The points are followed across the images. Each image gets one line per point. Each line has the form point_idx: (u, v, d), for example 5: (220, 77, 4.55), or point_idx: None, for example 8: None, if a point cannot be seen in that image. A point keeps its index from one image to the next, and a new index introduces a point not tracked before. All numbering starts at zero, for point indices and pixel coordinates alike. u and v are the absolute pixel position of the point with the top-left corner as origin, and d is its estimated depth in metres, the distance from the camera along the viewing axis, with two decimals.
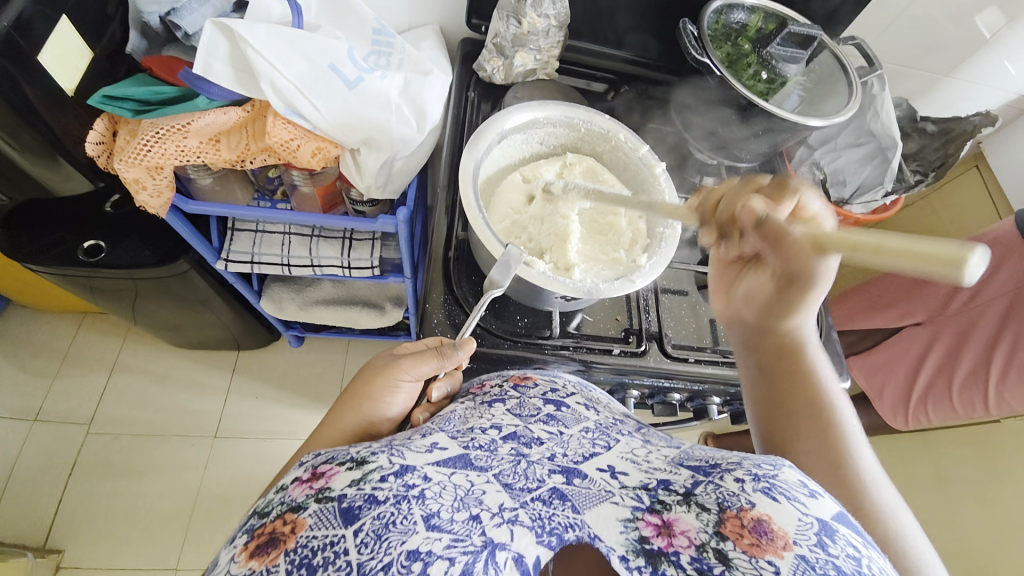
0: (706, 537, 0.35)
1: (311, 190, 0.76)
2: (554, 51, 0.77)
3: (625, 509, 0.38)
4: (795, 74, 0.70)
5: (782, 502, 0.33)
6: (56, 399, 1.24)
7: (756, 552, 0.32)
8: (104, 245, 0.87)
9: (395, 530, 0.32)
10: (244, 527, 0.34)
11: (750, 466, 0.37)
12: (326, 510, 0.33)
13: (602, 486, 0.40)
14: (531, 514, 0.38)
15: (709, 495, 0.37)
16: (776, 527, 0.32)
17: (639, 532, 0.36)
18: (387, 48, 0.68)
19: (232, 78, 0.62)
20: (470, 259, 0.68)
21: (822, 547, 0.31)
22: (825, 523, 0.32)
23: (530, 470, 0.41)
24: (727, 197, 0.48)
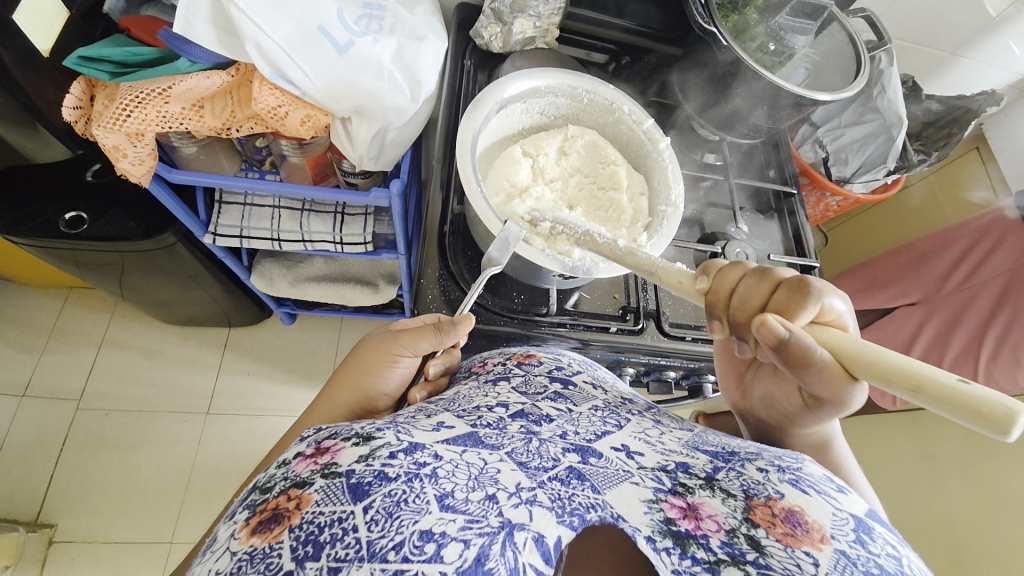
0: (735, 522, 0.35)
1: (301, 160, 0.73)
2: (555, 18, 0.74)
3: (647, 489, 0.38)
4: (804, 45, 0.68)
5: (813, 496, 0.35)
6: (43, 375, 1.22)
7: (792, 540, 0.32)
8: (86, 216, 0.85)
9: (407, 508, 0.32)
10: (244, 502, 0.33)
11: (772, 458, 0.39)
12: (333, 486, 0.32)
13: (620, 466, 0.40)
14: (550, 495, 0.36)
15: (732, 482, 0.38)
16: (810, 519, 0.33)
17: (665, 513, 0.36)
18: (378, 12, 0.64)
19: (214, 38, 0.58)
20: (466, 234, 0.66)
21: (860, 543, 0.31)
22: (860, 520, 0.33)
23: (544, 449, 0.40)
24: (739, 289, 0.42)
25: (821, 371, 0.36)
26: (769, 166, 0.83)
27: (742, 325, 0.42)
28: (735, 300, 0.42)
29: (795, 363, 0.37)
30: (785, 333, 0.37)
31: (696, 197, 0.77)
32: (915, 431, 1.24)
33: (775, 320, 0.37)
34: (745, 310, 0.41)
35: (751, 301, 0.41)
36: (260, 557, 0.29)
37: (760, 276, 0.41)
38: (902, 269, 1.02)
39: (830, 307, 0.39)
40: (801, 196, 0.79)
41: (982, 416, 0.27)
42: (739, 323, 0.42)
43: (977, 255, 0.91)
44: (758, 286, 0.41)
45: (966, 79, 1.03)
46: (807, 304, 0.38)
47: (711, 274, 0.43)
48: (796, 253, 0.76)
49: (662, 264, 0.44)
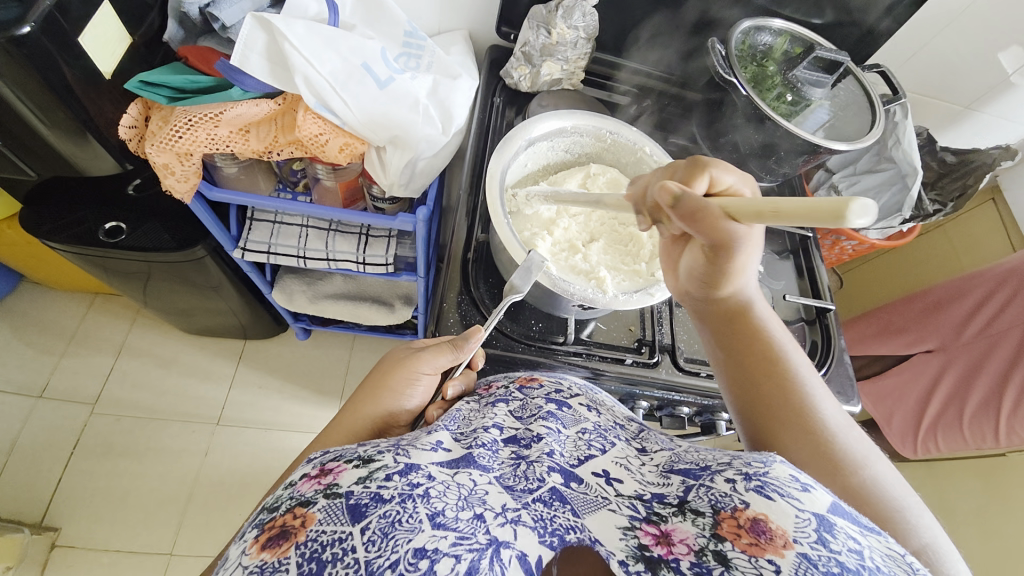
0: (704, 541, 0.34)
1: (333, 184, 0.77)
2: (581, 62, 0.78)
3: (623, 517, 0.38)
4: (820, 96, 0.71)
5: (778, 500, 0.33)
6: (61, 377, 1.25)
7: (756, 551, 0.32)
8: (124, 227, 0.89)
9: (402, 528, 0.32)
10: (254, 522, 0.35)
11: (741, 466, 0.38)
12: (334, 506, 0.34)
13: (599, 492, 0.40)
14: (534, 515, 0.38)
15: (701, 500, 0.37)
16: (773, 525, 0.32)
17: (638, 540, 0.36)
18: (417, 50, 0.69)
19: (267, 72, 0.63)
20: (489, 261, 0.69)
21: (823, 544, 0.31)
22: (822, 518, 0.32)
23: (530, 471, 0.41)
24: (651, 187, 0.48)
25: (707, 222, 0.39)
26: (785, 208, 0.85)
27: (654, 209, 0.46)
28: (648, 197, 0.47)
29: (687, 218, 0.40)
30: (679, 191, 0.40)
31: None
32: (931, 484, 1.21)
33: (672, 183, 0.41)
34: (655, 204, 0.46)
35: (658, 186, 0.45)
36: (269, 571, 0.31)
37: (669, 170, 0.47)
38: (918, 316, 1.01)
39: (720, 179, 0.44)
40: (816, 239, 0.81)
41: (826, 211, 0.29)
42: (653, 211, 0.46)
43: (993, 307, 0.90)
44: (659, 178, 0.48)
45: (977, 133, 1.07)
46: (700, 174, 0.44)
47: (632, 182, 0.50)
48: (812, 295, 0.77)
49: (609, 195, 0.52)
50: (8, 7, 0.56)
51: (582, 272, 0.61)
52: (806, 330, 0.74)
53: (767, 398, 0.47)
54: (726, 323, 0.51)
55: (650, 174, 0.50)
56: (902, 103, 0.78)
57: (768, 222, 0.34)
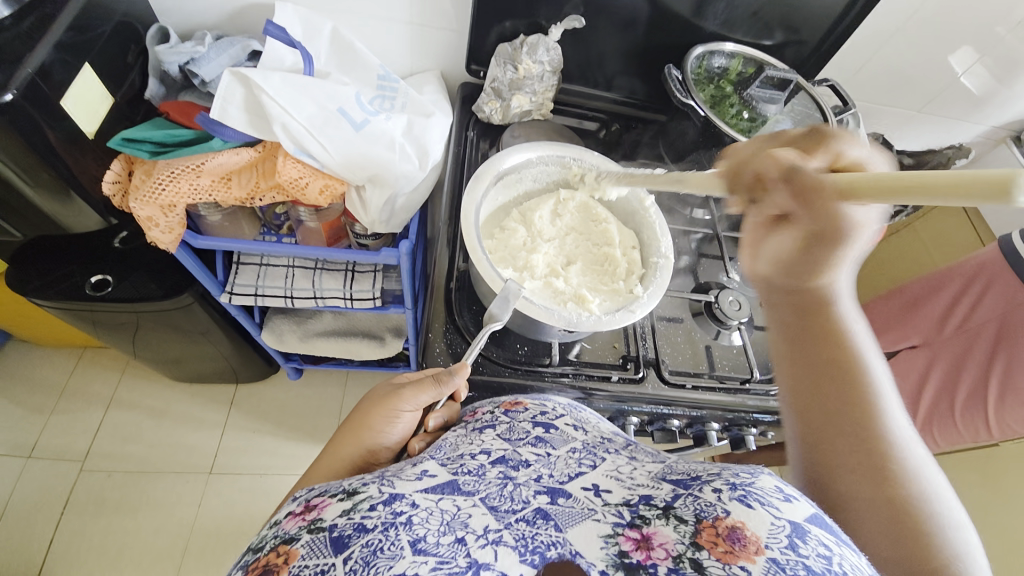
0: (682, 548, 0.34)
1: (317, 225, 0.79)
2: (549, 94, 0.82)
3: (606, 525, 0.38)
4: (775, 112, 0.76)
5: (757, 509, 0.34)
6: (50, 435, 1.23)
7: (729, 558, 0.32)
8: (111, 279, 0.90)
9: (383, 556, 0.32)
10: (238, 564, 0.35)
11: (729, 477, 0.38)
12: (317, 540, 0.34)
13: (586, 504, 0.40)
14: (515, 535, 0.37)
15: (687, 507, 0.37)
16: (749, 533, 0.33)
17: (619, 546, 0.36)
18: (391, 93, 0.73)
19: (246, 122, 0.65)
20: (471, 289, 0.70)
21: (792, 549, 0.31)
22: (798, 525, 0.33)
23: (516, 492, 0.41)
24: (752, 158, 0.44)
25: (822, 200, 0.37)
26: None
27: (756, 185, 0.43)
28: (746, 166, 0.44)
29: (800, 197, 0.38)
30: (793, 162, 0.38)
31: (687, 249, 0.81)
32: None
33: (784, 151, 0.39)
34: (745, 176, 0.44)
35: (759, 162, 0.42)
36: None
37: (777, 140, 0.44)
38: (897, 314, 1.03)
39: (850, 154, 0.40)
40: None
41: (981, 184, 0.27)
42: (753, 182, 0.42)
43: (969, 300, 0.93)
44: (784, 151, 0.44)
45: (936, 135, 1.12)
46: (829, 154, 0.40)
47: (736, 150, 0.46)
48: None
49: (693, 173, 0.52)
50: None
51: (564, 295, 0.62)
52: None
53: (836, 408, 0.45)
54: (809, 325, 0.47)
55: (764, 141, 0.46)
56: (853, 113, 0.81)
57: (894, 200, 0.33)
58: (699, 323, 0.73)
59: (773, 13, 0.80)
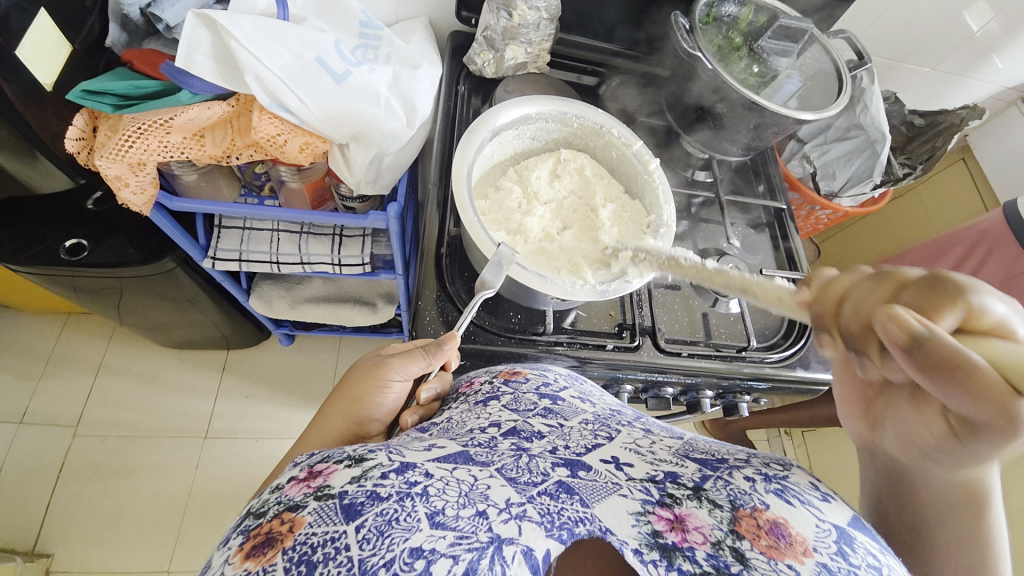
0: (721, 534, 0.35)
1: (299, 185, 0.75)
2: (545, 45, 0.76)
3: (635, 502, 0.37)
4: (787, 67, 0.70)
5: (798, 507, 0.35)
6: (39, 402, 1.22)
7: (775, 553, 0.32)
8: (86, 243, 0.86)
9: (398, 526, 0.31)
10: (239, 528, 0.33)
11: (759, 466, 0.39)
12: (326, 507, 0.32)
13: (609, 478, 0.39)
14: (540, 509, 0.35)
15: (719, 492, 0.37)
16: (793, 531, 0.33)
17: (652, 525, 0.35)
18: (375, 41, 0.67)
19: (215, 71, 0.60)
20: (463, 255, 0.68)
21: (841, 555, 0.32)
22: (842, 530, 0.33)
23: (533, 464, 0.40)
24: (850, 297, 0.31)
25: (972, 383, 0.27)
26: (758, 181, 0.85)
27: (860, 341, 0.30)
28: (847, 309, 0.31)
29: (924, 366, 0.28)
30: (922, 331, 0.27)
31: (687, 213, 0.78)
32: None
33: (906, 315, 0.27)
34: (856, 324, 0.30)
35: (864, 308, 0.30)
36: None
37: (876, 278, 0.30)
38: None
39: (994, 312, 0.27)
40: (790, 211, 0.81)
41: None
42: (854, 336, 0.31)
43: (971, 266, 0.92)
44: (875, 289, 0.30)
45: (948, 95, 1.08)
46: (953, 306, 0.27)
47: (816, 281, 0.33)
48: (788, 266, 0.77)
49: (757, 281, 0.38)
50: None
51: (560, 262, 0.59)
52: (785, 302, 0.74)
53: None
54: (929, 492, 0.37)
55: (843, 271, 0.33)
56: (868, 67, 0.77)
57: None
58: (697, 290, 0.72)
59: None
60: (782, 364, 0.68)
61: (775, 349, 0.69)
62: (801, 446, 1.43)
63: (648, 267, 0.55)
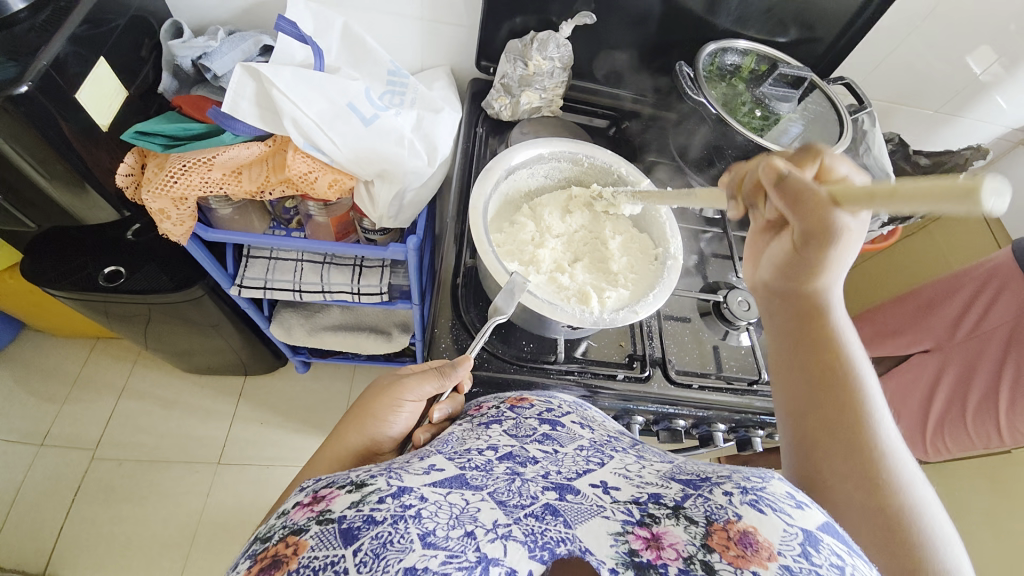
0: (693, 549, 0.35)
1: (326, 219, 0.79)
2: (559, 91, 0.81)
3: (615, 523, 0.38)
4: (788, 111, 0.74)
5: (769, 515, 0.34)
6: (62, 424, 1.25)
7: (741, 562, 0.32)
8: (123, 271, 0.91)
9: (393, 548, 0.32)
10: (247, 552, 0.35)
11: (739, 481, 0.38)
12: (326, 531, 0.33)
13: (595, 501, 0.40)
14: (525, 529, 0.36)
15: (698, 509, 0.37)
16: (761, 538, 0.33)
17: (629, 545, 0.36)
18: (401, 88, 0.73)
19: (256, 115, 0.66)
20: (478, 285, 0.70)
21: (805, 557, 0.32)
22: (810, 533, 0.33)
23: (524, 487, 0.41)
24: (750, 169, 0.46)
25: (813, 202, 0.39)
26: None
27: (753, 195, 0.45)
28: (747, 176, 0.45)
29: (790, 199, 0.40)
30: (784, 171, 0.40)
31: (696, 249, 0.80)
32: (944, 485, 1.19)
33: (779, 162, 0.41)
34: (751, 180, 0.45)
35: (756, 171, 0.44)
36: None
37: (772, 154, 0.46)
38: (909, 318, 0.97)
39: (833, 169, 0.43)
40: None
41: (954, 193, 0.27)
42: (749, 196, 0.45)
43: (981, 303, 0.87)
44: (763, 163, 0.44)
45: (954, 135, 1.10)
46: (812, 160, 0.43)
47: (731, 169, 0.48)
48: None
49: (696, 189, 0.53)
50: (8, 68, 0.59)
51: (570, 292, 0.61)
52: None
53: (836, 426, 0.43)
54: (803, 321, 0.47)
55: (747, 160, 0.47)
56: (869, 111, 0.80)
57: (882, 202, 0.32)
58: (707, 324, 0.73)
59: (788, 10, 0.79)
60: None
61: None
62: None
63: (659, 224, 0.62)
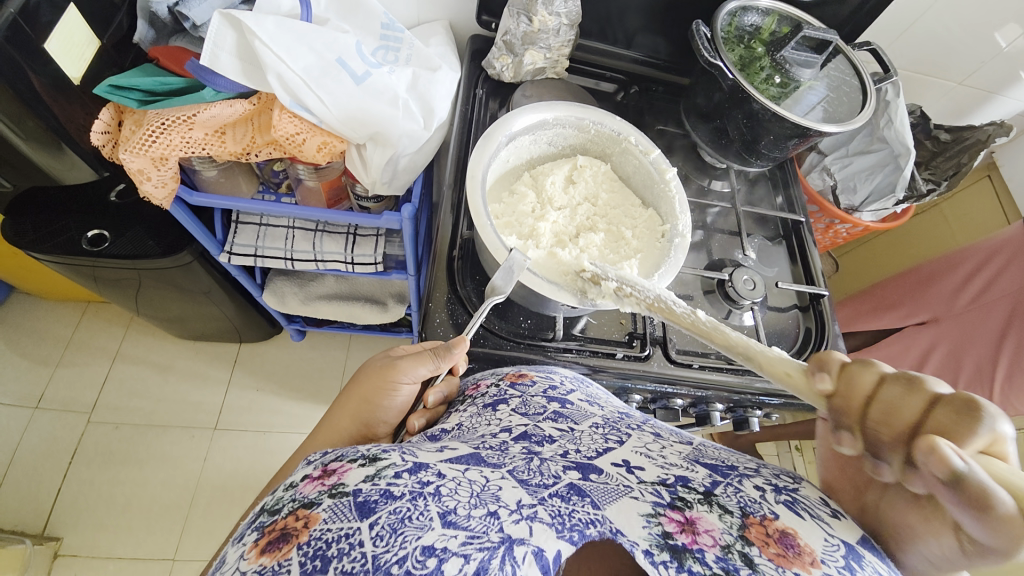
0: (730, 538, 0.34)
1: (316, 184, 0.75)
2: (565, 50, 0.76)
3: (646, 504, 0.36)
4: (809, 78, 0.70)
5: (808, 520, 0.34)
6: (57, 388, 1.24)
7: (783, 561, 0.32)
8: (108, 234, 0.87)
9: (411, 524, 0.31)
10: (253, 524, 0.33)
11: (770, 477, 0.39)
12: (340, 505, 0.32)
13: (620, 481, 0.39)
14: (551, 511, 0.35)
15: (730, 498, 0.37)
16: (802, 542, 0.33)
17: (662, 527, 0.34)
18: (395, 43, 0.68)
19: (238, 69, 0.61)
20: (474, 258, 0.68)
21: (850, 570, 0.31)
22: (851, 547, 0.33)
23: (545, 467, 0.40)
24: (879, 399, 0.34)
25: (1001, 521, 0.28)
26: (777, 194, 0.84)
27: (883, 443, 0.34)
28: (875, 413, 0.34)
29: (965, 502, 0.29)
30: (961, 466, 0.29)
31: (703, 224, 0.77)
32: None
33: (947, 447, 0.29)
34: (886, 426, 0.34)
35: (900, 420, 0.33)
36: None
37: (907, 385, 0.34)
38: (911, 290, 1.02)
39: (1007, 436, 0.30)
40: (809, 224, 0.80)
41: None
42: (882, 442, 0.34)
43: (988, 275, 0.91)
44: (905, 399, 0.33)
45: (976, 110, 1.05)
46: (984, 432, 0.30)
47: (829, 370, 0.37)
48: (806, 281, 0.75)
49: (760, 350, 0.42)
50: None
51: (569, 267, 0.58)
52: (800, 317, 0.73)
53: None
54: None
55: (867, 373, 0.36)
56: (893, 80, 0.75)
57: None
58: (710, 301, 0.71)
59: None
60: None
61: None
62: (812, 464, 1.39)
63: (636, 305, 0.52)
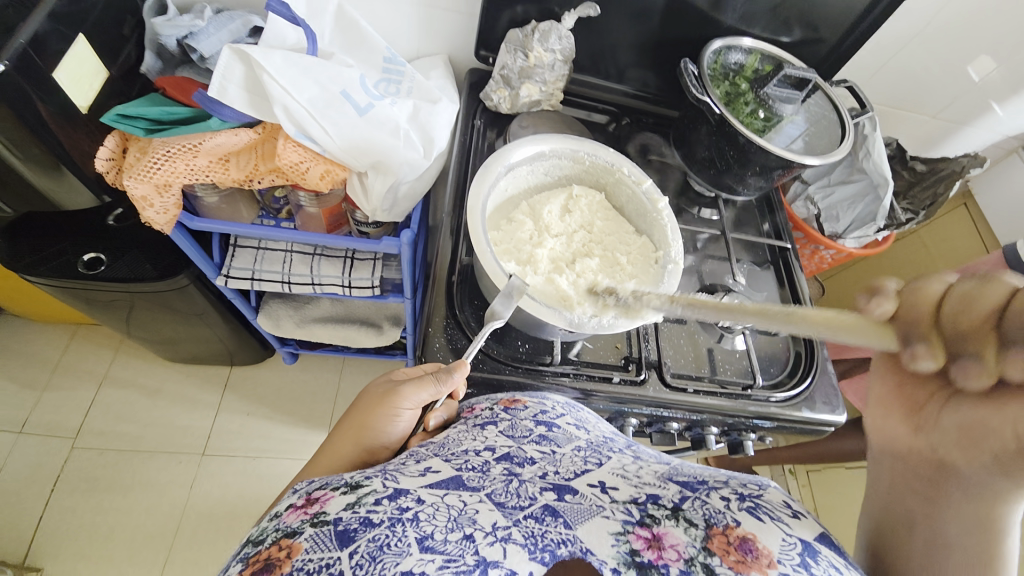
0: (693, 551, 0.35)
1: (317, 210, 0.77)
2: (560, 84, 0.79)
3: (616, 522, 0.37)
4: (791, 113, 0.73)
5: (767, 522, 0.36)
6: (41, 412, 1.22)
7: (742, 568, 0.33)
8: (105, 258, 0.88)
9: (390, 552, 0.31)
10: (237, 556, 0.33)
11: (736, 487, 0.40)
12: (321, 534, 0.32)
13: (593, 501, 0.39)
14: (525, 531, 0.36)
15: (696, 512, 0.38)
16: (761, 545, 0.34)
17: (630, 544, 0.36)
18: (397, 76, 0.71)
19: (245, 101, 0.63)
20: (473, 283, 0.69)
21: (805, 567, 0.33)
22: (807, 543, 0.35)
23: (522, 489, 0.40)
24: (950, 296, 0.34)
25: None
26: (764, 221, 0.87)
27: (970, 337, 0.34)
28: (948, 312, 0.34)
29: None
30: None
31: (694, 250, 0.79)
32: None
33: None
34: (964, 319, 0.33)
35: (973, 310, 0.33)
36: None
37: (978, 279, 0.33)
38: None
39: None
40: (795, 250, 0.83)
41: None
42: (963, 335, 0.34)
43: None
44: (979, 289, 0.33)
45: (951, 142, 1.10)
46: None
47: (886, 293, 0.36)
48: (794, 305, 0.78)
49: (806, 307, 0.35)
50: None
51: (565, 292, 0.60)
52: (790, 341, 0.75)
53: None
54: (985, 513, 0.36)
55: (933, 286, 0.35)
56: (869, 116, 0.80)
57: None
58: (703, 326, 0.73)
59: (794, 9, 0.78)
60: (787, 404, 0.67)
61: (781, 388, 0.69)
62: (807, 487, 1.39)
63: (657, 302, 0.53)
